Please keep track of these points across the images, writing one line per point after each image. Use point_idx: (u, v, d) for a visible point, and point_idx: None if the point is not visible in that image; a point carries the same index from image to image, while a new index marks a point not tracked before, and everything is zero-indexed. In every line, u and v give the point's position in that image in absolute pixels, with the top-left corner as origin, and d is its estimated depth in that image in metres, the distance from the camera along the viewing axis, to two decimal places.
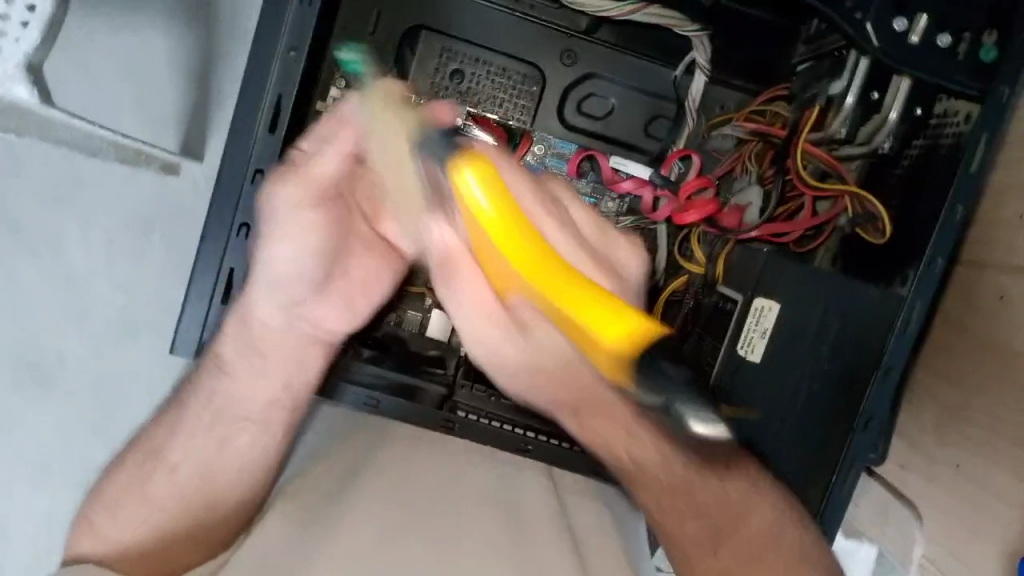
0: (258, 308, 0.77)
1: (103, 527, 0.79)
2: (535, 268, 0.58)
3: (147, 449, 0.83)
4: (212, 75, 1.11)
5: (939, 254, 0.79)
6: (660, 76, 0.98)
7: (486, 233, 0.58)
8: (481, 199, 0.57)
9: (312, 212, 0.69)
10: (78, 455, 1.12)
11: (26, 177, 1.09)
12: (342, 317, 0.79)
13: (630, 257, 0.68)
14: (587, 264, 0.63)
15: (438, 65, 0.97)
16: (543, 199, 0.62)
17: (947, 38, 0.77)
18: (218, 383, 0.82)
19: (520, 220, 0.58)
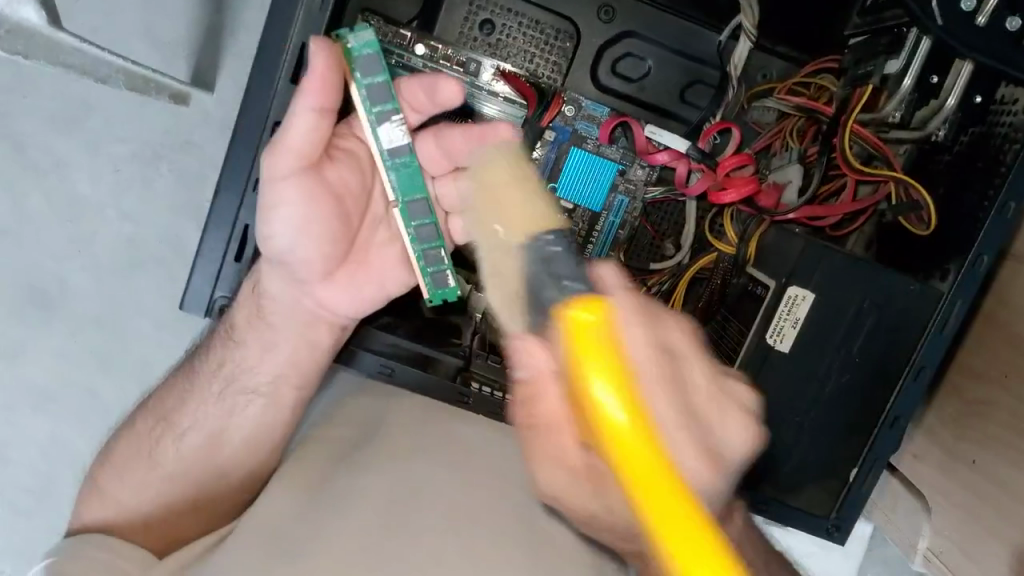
0: (270, 281, 0.78)
1: (113, 490, 0.78)
2: (625, 440, 0.43)
3: (157, 412, 0.82)
4: (228, 4, 1.07)
5: (986, 251, 0.75)
6: (702, 39, 0.93)
7: (591, 392, 0.44)
8: (592, 331, 0.45)
9: (296, 183, 0.71)
10: (81, 392, 1.09)
11: (32, 104, 1.04)
12: (348, 299, 0.80)
13: (739, 427, 0.55)
14: (688, 437, 0.50)
15: (467, 14, 0.92)
16: (663, 359, 0.50)
17: (1017, 22, 0.71)
18: (224, 351, 0.81)
19: (625, 377, 0.44)
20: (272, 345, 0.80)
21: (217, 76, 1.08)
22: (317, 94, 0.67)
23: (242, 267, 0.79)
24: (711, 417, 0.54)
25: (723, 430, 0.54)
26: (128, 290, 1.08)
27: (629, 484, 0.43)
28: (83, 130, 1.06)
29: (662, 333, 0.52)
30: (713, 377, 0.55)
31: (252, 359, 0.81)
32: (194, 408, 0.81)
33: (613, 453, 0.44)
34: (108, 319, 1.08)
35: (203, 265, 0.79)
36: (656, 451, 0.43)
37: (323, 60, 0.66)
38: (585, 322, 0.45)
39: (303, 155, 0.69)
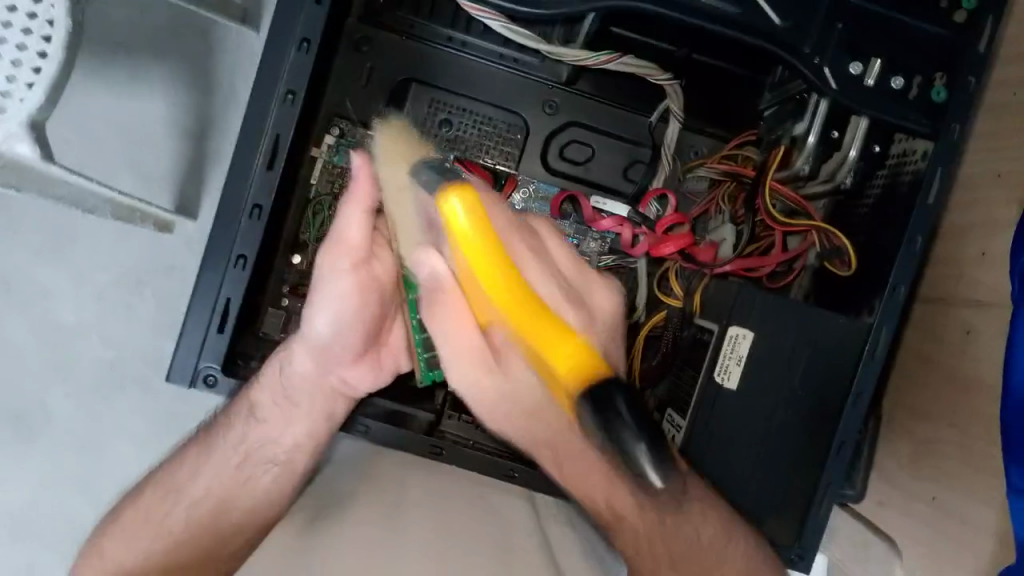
0: (299, 361, 0.86)
1: (115, 560, 0.84)
2: (491, 276, 0.59)
3: (167, 484, 0.88)
4: (206, 134, 1.19)
5: (900, 283, 0.83)
6: (638, 123, 1.04)
7: (461, 252, 0.59)
8: (459, 217, 0.58)
9: (348, 276, 0.79)
10: (63, 515, 1.14)
11: (19, 240, 1.14)
12: (369, 375, 0.89)
13: (604, 292, 0.72)
14: (563, 298, 0.66)
15: (426, 114, 1.03)
16: (524, 236, 0.65)
17: (899, 80, 0.83)
18: (247, 428, 0.89)
19: (495, 243, 0.59)
20: (278, 400, 0.88)
21: (198, 199, 1.18)
22: (361, 198, 0.73)
23: (225, 337, 0.85)
24: (581, 286, 0.71)
25: (589, 294, 0.71)
26: (114, 406, 1.15)
27: (489, 290, 0.59)
28: (69, 261, 1.15)
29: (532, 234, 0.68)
30: (575, 261, 0.71)
31: (272, 431, 0.89)
32: (204, 476, 0.89)
33: (478, 280, 0.59)
34: (90, 437, 1.15)
35: (188, 337, 0.85)
36: (523, 286, 0.60)
37: (366, 168, 0.72)
38: (455, 207, 0.58)
39: (352, 250, 0.77)
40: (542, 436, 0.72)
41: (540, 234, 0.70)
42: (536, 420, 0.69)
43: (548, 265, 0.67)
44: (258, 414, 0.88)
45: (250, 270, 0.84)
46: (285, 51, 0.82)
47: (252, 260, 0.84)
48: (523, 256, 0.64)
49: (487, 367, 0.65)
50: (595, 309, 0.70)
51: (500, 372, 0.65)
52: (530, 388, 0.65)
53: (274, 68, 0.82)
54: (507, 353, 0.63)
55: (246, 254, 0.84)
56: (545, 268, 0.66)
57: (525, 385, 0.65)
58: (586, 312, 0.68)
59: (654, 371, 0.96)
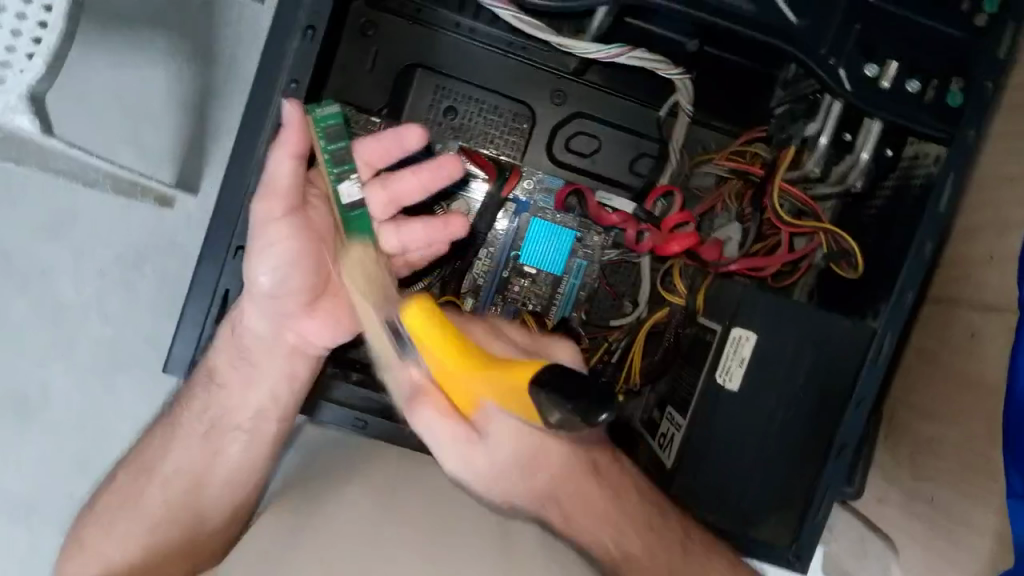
0: (250, 317, 0.84)
1: (97, 544, 0.82)
2: (465, 362, 0.68)
3: (137, 466, 0.87)
4: (209, 111, 1.17)
5: (908, 288, 0.82)
6: (644, 116, 1.03)
7: (429, 352, 0.69)
8: (417, 328, 0.68)
9: (286, 222, 0.81)
10: (60, 493, 1.14)
11: (23, 214, 1.13)
12: (324, 331, 0.86)
13: (565, 352, 0.80)
14: (528, 353, 0.75)
15: (432, 102, 1.02)
16: (487, 331, 0.77)
17: (915, 83, 0.82)
18: (209, 395, 0.86)
19: (464, 344, 0.69)
20: (250, 378, 0.86)
21: (201, 177, 1.17)
22: (290, 142, 0.79)
23: (220, 329, 0.86)
24: (539, 349, 0.79)
25: (551, 352, 0.79)
26: (111, 382, 1.15)
27: (463, 369, 0.68)
28: (69, 239, 1.14)
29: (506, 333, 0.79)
30: (531, 335, 0.81)
31: (236, 404, 0.87)
32: (173, 454, 0.86)
33: (451, 367, 0.68)
34: (88, 415, 1.15)
35: (185, 330, 0.86)
36: (485, 356, 0.69)
37: (294, 113, 0.79)
38: (415, 312, 0.69)
39: (281, 192, 0.80)
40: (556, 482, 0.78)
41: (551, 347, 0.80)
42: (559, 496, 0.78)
43: (504, 337, 0.78)
44: (217, 379, 0.86)
45: (248, 261, 0.84)
46: (289, 38, 0.80)
47: (251, 252, 0.84)
48: (484, 337, 0.75)
49: (470, 444, 0.72)
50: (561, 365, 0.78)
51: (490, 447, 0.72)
52: (522, 448, 0.72)
53: (277, 55, 0.81)
54: (495, 421, 0.71)
55: (245, 245, 0.84)
56: (510, 335, 0.79)
57: (513, 446, 0.72)
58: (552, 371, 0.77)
59: (653, 368, 0.95)
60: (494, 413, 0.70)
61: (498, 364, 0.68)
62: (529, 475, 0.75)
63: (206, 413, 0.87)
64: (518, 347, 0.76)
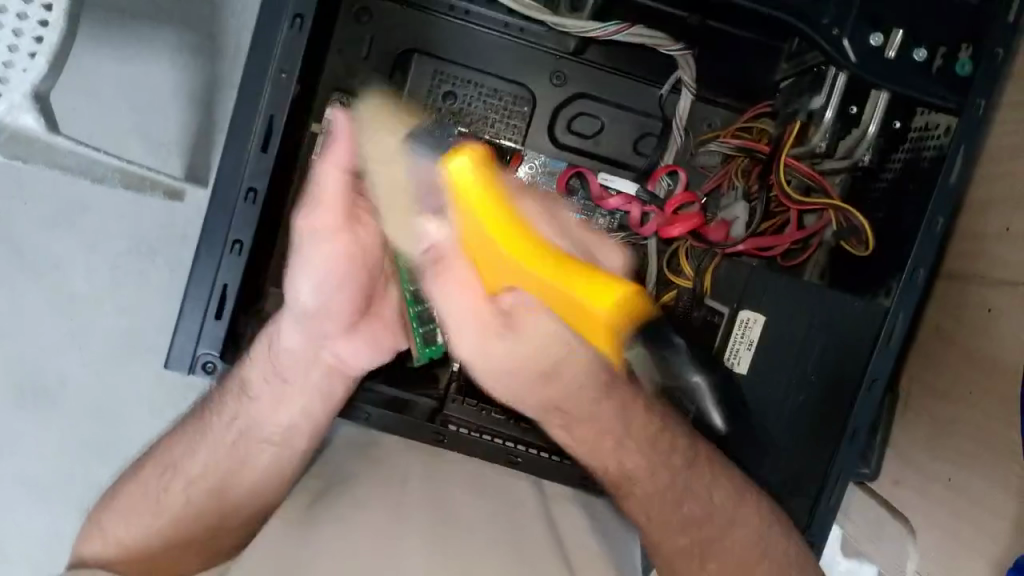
0: (288, 336, 0.82)
1: (116, 531, 0.82)
2: (513, 244, 0.60)
3: (164, 461, 0.86)
4: (208, 103, 1.16)
5: (921, 265, 0.80)
6: (647, 95, 1.01)
7: (468, 209, 0.60)
8: (466, 168, 0.59)
9: (335, 244, 0.75)
10: (78, 483, 1.16)
11: (27, 211, 1.13)
12: (367, 350, 0.85)
13: (613, 254, 0.68)
14: (570, 245, 0.64)
15: (430, 87, 1.00)
16: (529, 198, 0.64)
17: (922, 52, 0.79)
18: (239, 405, 0.85)
19: (498, 197, 0.60)
20: (281, 395, 0.85)
21: (203, 168, 1.16)
22: (336, 152, 0.68)
23: (222, 324, 0.83)
24: (588, 243, 0.67)
25: (596, 252, 0.67)
26: (125, 373, 1.15)
27: (508, 253, 0.60)
28: (81, 232, 1.14)
29: (561, 219, 0.67)
30: (576, 226, 0.68)
31: (266, 412, 0.85)
32: (201, 454, 0.85)
33: (498, 247, 0.60)
34: (101, 407, 1.15)
35: (186, 322, 0.83)
36: (551, 251, 0.61)
37: (346, 127, 0.67)
38: (464, 170, 0.59)
39: (328, 212, 0.73)
40: (557, 395, 0.69)
41: (579, 234, 0.67)
42: (558, 376, 0.66)
43: (557, 219, 0.65)
44: (250, 392, 0.85)
45: (246, 255, 0.83)
46: (279, 28, 0.79)
47: (249, 245, 0.82)
48: (533, 213, 0.63)
49: (495, 329, 0.61)
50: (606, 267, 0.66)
51: (516, 335, 0.62)
52: (554, 337, 0.62)
53: (267, 46, 0.79)
54: (523, 315, 0.61)
55: (242, 240, 0.82)
56: (560, 220, 0.66)
57: (545, 344, 0.63)
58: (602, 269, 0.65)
59: None
60: (519, 304, 0.61)
61: (558, 254, 0.61)
62: (542, 391, 0.67)
63: (228, 408, 0.86)
64: (562, 230, 0.65)
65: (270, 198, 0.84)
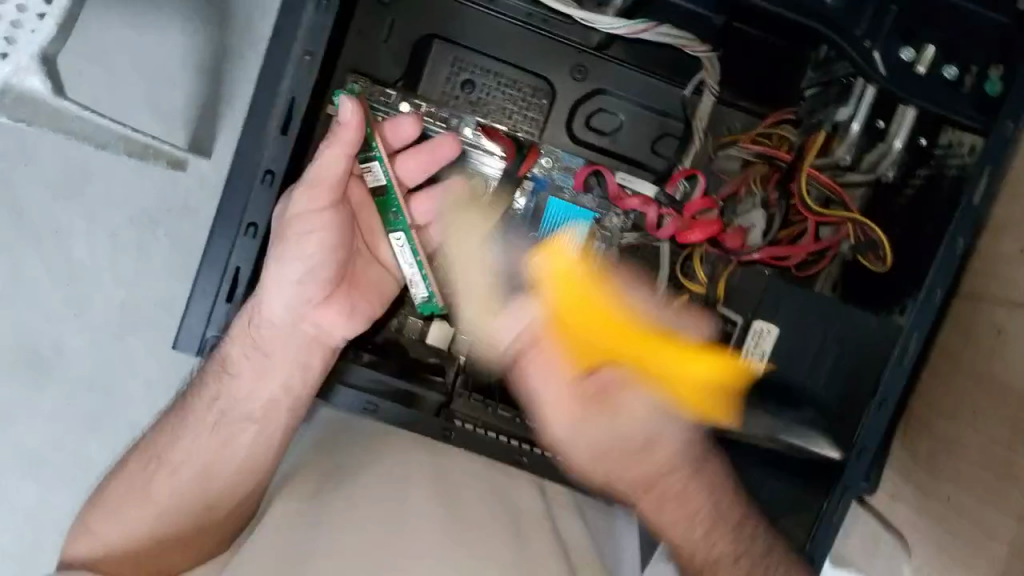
0: (272, 307, 0.83)
1: (103, 529, 0.80)
2: (581, 319, 0.77)
3: (150, 448, 0.85)
4: (223, 78, 1.14)
5: (938, 285, 0.79)
6: (669, 95, 1.00)
7: (555, 301, 0.78)
8: (564, 279, 0.79)
9: (325, 214, 0.81)
10: (71, 453, 1.14)
11: (33, 175, 1.11)
12: (346, 317, 0.87)
13: (708, 324, 0.82)
14: (683, 323, 0.80)
15: (450, 74, 0.98)
16: (651, 297, 0.86)
17: (953, 70, 0.79)
18: (220, 385, 0.84)
19: (584, 292, 0.79)
20: (266, 370, 0.84)
21: (213, 143, 1.14)
22: (345, 141, 0.79)
23: (233, 306, 0.84)
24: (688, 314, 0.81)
25: (688, 322, 0.80)
26: (122, 346, 1.14)
27: (575, 331, 0.76)
28: (86, 200, 1.12)
29: (673, 305, 0.83)
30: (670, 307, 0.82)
31: (246, 386, 0.84)
32: (184, 443, 0.84)
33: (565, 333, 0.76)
34: (96, 379, 1.14)
35: (197, 304, 0.84)
36: (640, 329, 0.78)
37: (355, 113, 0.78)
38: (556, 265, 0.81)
39: (328, 188, 0.80)
40: (661, 466, 0.77)
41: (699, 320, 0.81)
42: (657, 450, 0.77)
43: (666, 312, 0.81)
44: (230, 368, 0.84)
45: (260, 238, 0.83)
46: (304, 8, 0.77)
47: (263, 229, 0.82)
48: (614, 291, 0.82)
49: (591, 406, 0.75)
50: (700, 343, 0.80)
51: (619, 417, 0.76)
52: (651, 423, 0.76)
53: (291, 26, 0.78)
54: (633, 397, 0.76)
55: (256, 222, 0.82)
56: (671, 308, 0.82)
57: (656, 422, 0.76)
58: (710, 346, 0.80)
59: None
60: (619, 381, 0.76)
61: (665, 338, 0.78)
62: (638, 466, 0.76)
63: (219, 393, 0.84)
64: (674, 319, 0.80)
65: (285, 180, 0.83)
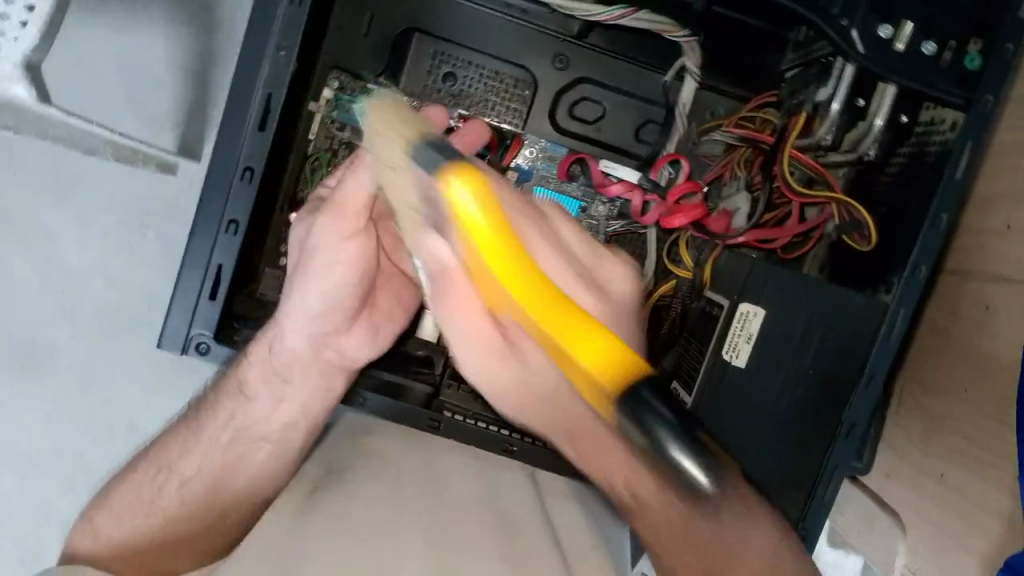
0: (291, 336, 0.81)
1: (101, 539, 0.80)
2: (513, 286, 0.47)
3: (157, 462, 0.85)
4: (206, 78, 1.14)
5: (923, 261, 0.79)
6: (651, 82, 1.00)
7: (466, 237, 0.48)
8: (467, 205, 0.47)
9: (348, 244, 0.75)
10: (69, 461, 1.15)
11: (18, 181, 1.11)
12: (368, 342, 0.85)
13: (619, 271, 0.65)
14: (575, 275, 0.59)
15: (431, 67, 0.98)
16: (529, 216, 0.57)
17: (932, 46, 0.78)
18: (237, 406, 0.85)
19: (502, 226, 0.48)
20: (283, 393, 0.85)
21: (198, 144, 1.14)
22: (362, 169, 0.68)
23: (217, 306, 0.83)
24: (592, 262, 0.64)
25: (603, 273, 0.64)
26: (114, 351, 1.14)
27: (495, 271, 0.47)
28: (74, 205, 1.12)
29: (552, 230, 0.61)
30: (585, 248, 0.64)
31: (266, 412, 0.85)
32: (196, 456, 0.85)
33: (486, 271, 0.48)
34: (91, 386, 1.14)
35: (180, 303, 0.82)
36: (544, 279, 0.48)
37: (361, 123, 0.62)
38: (465, 201, 0.47)
39: (346, 218, 0.73)
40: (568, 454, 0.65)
41: (598, 269, 0.64)
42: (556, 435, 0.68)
43: (555, 244, 0.59)
44: (247, 391, 0.85)
45: (242, 235, 0.82)
46: (278, 5, 0.78)
47: (245, 225, 0.81)
48: (533, 236, 0.55)
49: (490, 338, 0.56)
50: (609, 294, 0.64)
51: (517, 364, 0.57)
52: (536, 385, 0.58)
53: (265, 24, 0.78)
54: (524, 344, 0.53)
55: (238, 219, 0.81)
56: (555, 244, 0.59)
57: (539, 376, 0.56)
58: (603, 297, 0.61)
59: (661, 342, 0.94)
60: (512, 331, 0.53)
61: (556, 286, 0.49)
62: (532, 404, 0.61)
63: (223, 398, 0.86)
64: (568, 267, 0.59)
65: (266, 177, 0.83)
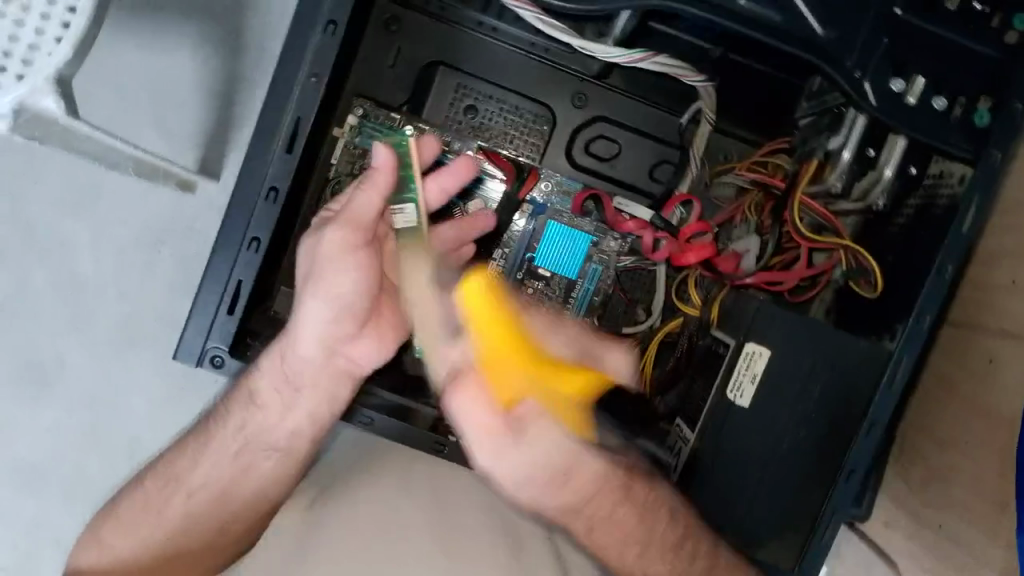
0: (302, 344, 0.84)
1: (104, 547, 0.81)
2: (512, 345, 0.66)
3: (166, 473, 0.86)
4: (233, 100, 1.17)
5: (927, 311, 0.80)
6: (667, 124, 1.02)
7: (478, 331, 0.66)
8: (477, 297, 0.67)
9: (355, 253, 0.81)
10: (71, 469, 1.16)
11: (41, 190, 1.14)
12: (376, 350, 0.87)
13: (619, 355, 0.76)
14: (578, 353, 0.72)
15: (452, 100, 1.01)
16: (544, 319, 0.74)
17: (942, 101, 0.81)
18: (247, 414, 0.86)
19: (504, 315, 0.67)
20: (293, 402, 0.86)
21: (221, 164, 1.17)
22: (381, 180, 0.81)
23: (234, 320, 0.84)
24: (594, 349, 0.75)
25: (603, 355, 0.75)
26: (124, 361, 1.15)
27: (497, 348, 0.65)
28: (93, 217, 1.15)
29: (572, 332, 0.75)
30: (587, 333, 0.77)
31: (271, 422, 0.86)
32: (205, 466, 0.86)
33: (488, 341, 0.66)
34: (99, 395, 1.15)
35: (196, 319, 0.84)
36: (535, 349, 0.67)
37: (385, 157, 0.82)
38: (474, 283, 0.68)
39: (357, 225, 0.81)
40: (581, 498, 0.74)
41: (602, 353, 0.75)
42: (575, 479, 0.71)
43: (562, 332, 0.74)
44: (257, 400, 0.86)
45: (263, 253, 0.84)
46: (311, 33, 0.80)
47: (266, 244, 0.84)
48: (541, 325, 0.73)
49: (505, 444, 0.65)
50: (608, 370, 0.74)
51: (524, 446, 0.65)
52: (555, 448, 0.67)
53: (298, 52, 0.81)
54: (532, 422, 0.66)
55: (260, 237, 0.83)
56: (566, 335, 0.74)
57: (553, 447, 0.67)
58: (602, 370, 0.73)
59: (666, 378, 0.94)
60: (529, 415, 0.65)
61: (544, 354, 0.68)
62: (560, 485, 0.70)
63: (231, 409, 0.87)
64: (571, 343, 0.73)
65: (289, 196, 0.85)
